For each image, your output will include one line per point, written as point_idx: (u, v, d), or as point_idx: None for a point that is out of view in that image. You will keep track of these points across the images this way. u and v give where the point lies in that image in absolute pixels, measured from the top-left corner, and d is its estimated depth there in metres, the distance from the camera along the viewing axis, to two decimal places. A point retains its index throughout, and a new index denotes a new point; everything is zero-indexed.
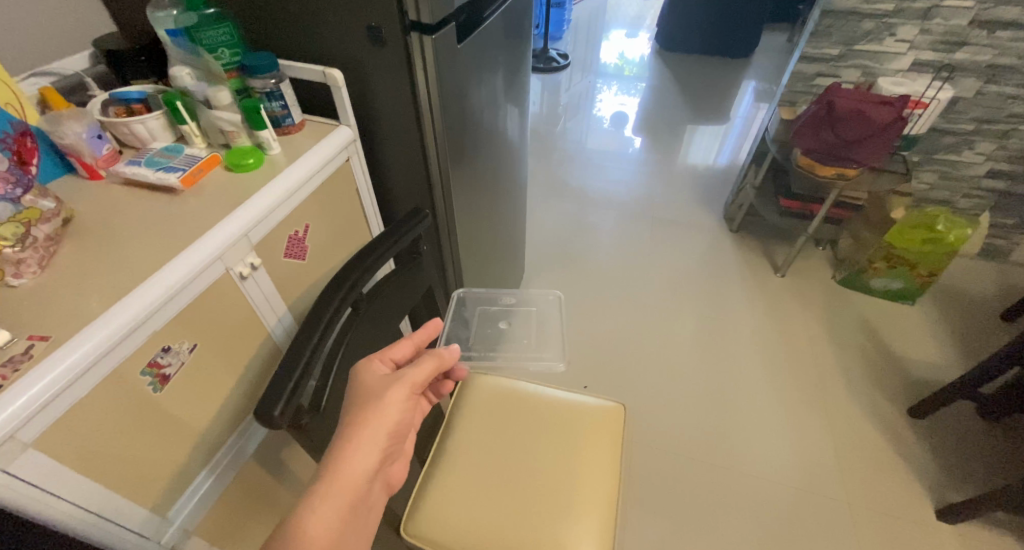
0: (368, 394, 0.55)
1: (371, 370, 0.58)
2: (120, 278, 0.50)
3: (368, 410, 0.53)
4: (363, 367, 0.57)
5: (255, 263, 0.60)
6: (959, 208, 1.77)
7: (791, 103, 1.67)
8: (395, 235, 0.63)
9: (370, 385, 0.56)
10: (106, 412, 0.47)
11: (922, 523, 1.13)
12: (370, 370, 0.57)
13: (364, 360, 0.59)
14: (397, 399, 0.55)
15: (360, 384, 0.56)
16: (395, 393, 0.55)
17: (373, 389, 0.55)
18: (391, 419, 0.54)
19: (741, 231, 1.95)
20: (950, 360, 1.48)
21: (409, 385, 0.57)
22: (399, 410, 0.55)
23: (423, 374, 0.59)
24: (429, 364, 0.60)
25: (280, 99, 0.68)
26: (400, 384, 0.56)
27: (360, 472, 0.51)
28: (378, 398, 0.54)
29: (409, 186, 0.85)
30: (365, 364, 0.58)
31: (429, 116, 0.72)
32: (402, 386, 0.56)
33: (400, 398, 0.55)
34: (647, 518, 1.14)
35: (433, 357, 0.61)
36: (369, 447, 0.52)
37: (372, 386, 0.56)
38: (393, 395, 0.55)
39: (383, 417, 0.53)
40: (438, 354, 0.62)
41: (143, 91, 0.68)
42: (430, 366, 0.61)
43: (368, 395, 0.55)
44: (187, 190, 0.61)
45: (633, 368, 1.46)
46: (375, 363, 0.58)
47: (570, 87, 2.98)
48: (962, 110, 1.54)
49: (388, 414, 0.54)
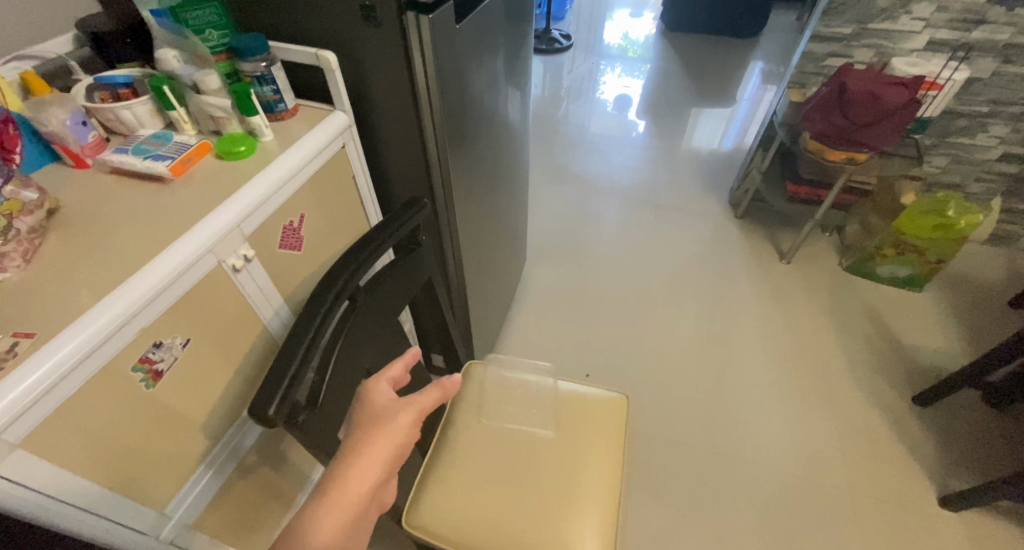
0: (378, 414, 0.52)
1: (378, 391, 0.55)
2: (107, 271, 0.48)
3: (379, 426, 0.50)
4: (371, 389, 0.54)
5: (248, 255, 0.58)
6: (970, 192, 1.73)
7: (801, 85, 1.62)
8: (394, 224, 0.61)
9: (377, 407, 0.52)
10: (95, 409, 0.45)
11: (925, 512, 1.13)
12: (379, 391, 0.54)
13: (370, 381, 0.56)
14: (405, 424, 0.51)
15: (366, 406, 0.52)
16: (407, 415, 0.52)
17: (379, 411, 0.52)
18: (398, 442, 0.50)
19: (746, 217, 1.92)
20: (956, 347, 1.46)
21: (420, 410, 0.54)
22: (407, 433, 0.51)
23: (427, 402, 0.56)
24: (432, 394, 0.58)
25: (272, 83, 0.65)
26: (407, 407, 0.53)
27: (368, 489, 0.46)
28: (384, 420, 0.50)
29: (407, 173, 0.82)
30: (373, 385, 0.55)
31: (427, 99, 0.69)
32: (410, 410, 0.53)
33: (406, 423, 0.51)
34: (649, 507, 1.14)
35: (435, 387, 0.59)
36: (376, 465, 0.47)
37: (378, 408, 0.52)
38: (405, 417, 0.52)
39: (392, 438, 0.49)
40: (440, 386, 0.60)
41: (129, 75, 0.65)
42: (432, 396, 0.58)
43: (377, 414, 0.51)
44: (176, 178, 0.59)
45: (635, 356, 1.45)
46: (382, 385, 0.55)
47: (573, 69, 2.92)
48: (977, 92, 1.49)
49: (395, 436, 0.50)
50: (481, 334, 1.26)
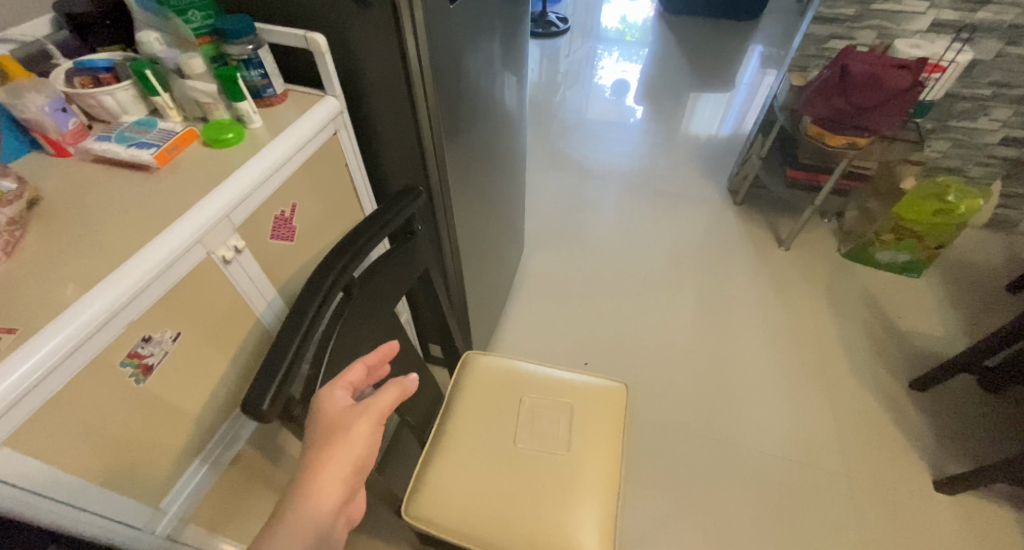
0: (331, 429, 0.46)
1: (332, 399, 0.48)
2: (92, 264, 0.46)
3: (332, 447, 0.45)
4: (323, 398, 0.47)
5: (238, 246, 0.57)
6: (971, 176, 1.72)
7: (802, 68, 1.59)
8: (389, 212, 0.59)
9: (330, 419, 0.46)
10: (83, 405, 0.44)
11: (920, 495, 1.14)
12: (331, 401, 0.48)
13: (323, 389, 0.49)
14: (365, 434, 0.47)
15: (318, 421, 0.46)
16: (362, 428, 0.47)
17: (334, 423, 0.46)
18: (358, 456, 0.46)
19: (744, 203, 1.91)
20: (954, 332, 1.47)
21: (377, 417, 0.48)
22: (369, 444, 0.47)
23: (386, 404, 0.49)
24: (391, 392, 0.50)
25: (259, 67, 0.63)
26: (364, 414, 0.48)
27: (327, 510, 0.43)
28: (340, 435, 0.45)
29: (401, 161, 0.79)
30: (325, 393, 0.48)
31: (421, 83, 0.66)
32: (368, 418, 0.48)
33: (366, 432, 0.47)
34: (647, 494, 1.15)
35: (394, 384, 0.51)
36: (335, 485, 0.44)
37: (332, 421, 0.46)
38: (359, 432, 0.46)
39: (351, 454, 0.45)
40: (399, 382, 0.52)
41: (110, 59, 0.63)
42: (392, 396, 0.50)
43: (330, 430, 0.46)
44: (162, 167, 0.57)
45: (633, 344, 1.45)
46: (336, 392, 0.48)
47: (570, 53, 2.86)
48: (980, 74, 1.47)
49: (355, 450, 0.45)
50: (479, 324, 1.25)
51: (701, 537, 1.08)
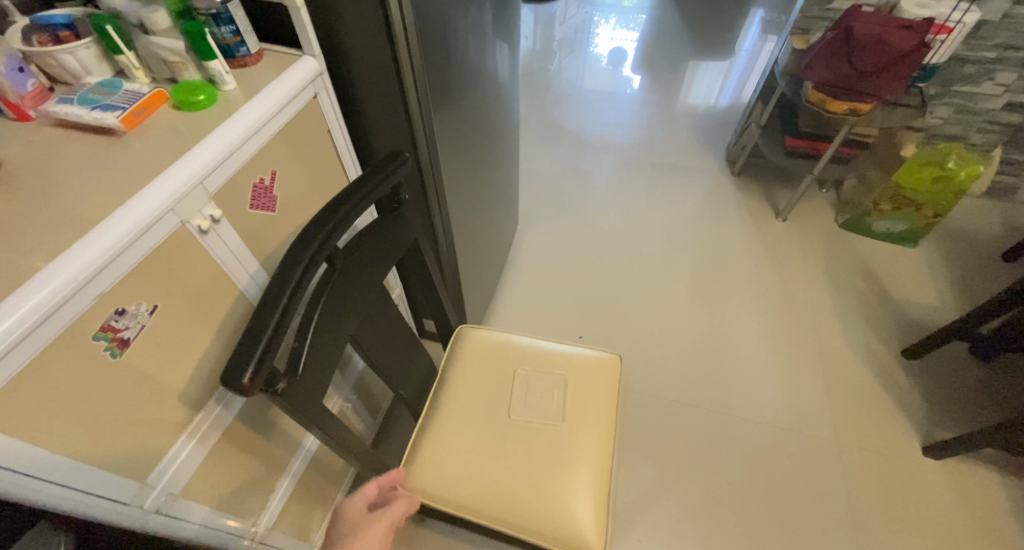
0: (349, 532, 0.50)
1: (351, 510, 0.53)
2: (56, 233, 0.44)
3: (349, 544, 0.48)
4: (344, 506, 0.53)
5: (215, 215, 0.54)
6: (971, 143, 1.69)
7: (805, 31, 1.54)
8: (373, 180, 0.57)
9: (350, 524, 0.51)
10: (58, 378, 0.42)
11: (909, 460, 1.17)
12: (350, 508, 0.53)
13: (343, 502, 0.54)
14: (380, 532, 0.50)
15: (339, 528, 0.51)
16: (376, 528, 0.50)
17: (352, 525, 0.51)
18: None
19: (742, 174, 1.88)
20: (948, 301, 1.47)
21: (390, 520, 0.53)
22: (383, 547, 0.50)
23: (398, 511, 0.54)
24: (401, 504, 0.56)
25: (230, 23, 0.59)
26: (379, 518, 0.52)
27: None
28: (358, 532, 0.49)
29: (386, 128, 0.75)
30: (347, 502, 0.54)
31: (405, 43, 0.62)
32: (384, 520, 0.52)
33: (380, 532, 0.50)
34: (642, 463, 1.16)
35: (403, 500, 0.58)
36: None
37: (351, 524, 0.51)
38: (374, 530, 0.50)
39: None
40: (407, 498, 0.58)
41: (69, 14, 0.58)
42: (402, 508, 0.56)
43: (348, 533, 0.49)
44: (129, 131, 0.54)
45: (628, 317, 1.44)
46: (355, 503, 0.54)
47: (565, 20, 2.76)
48: (986, 36, 1.43)
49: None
50: (473, 297, 1.24)
51: (694, 502, 1.10)
